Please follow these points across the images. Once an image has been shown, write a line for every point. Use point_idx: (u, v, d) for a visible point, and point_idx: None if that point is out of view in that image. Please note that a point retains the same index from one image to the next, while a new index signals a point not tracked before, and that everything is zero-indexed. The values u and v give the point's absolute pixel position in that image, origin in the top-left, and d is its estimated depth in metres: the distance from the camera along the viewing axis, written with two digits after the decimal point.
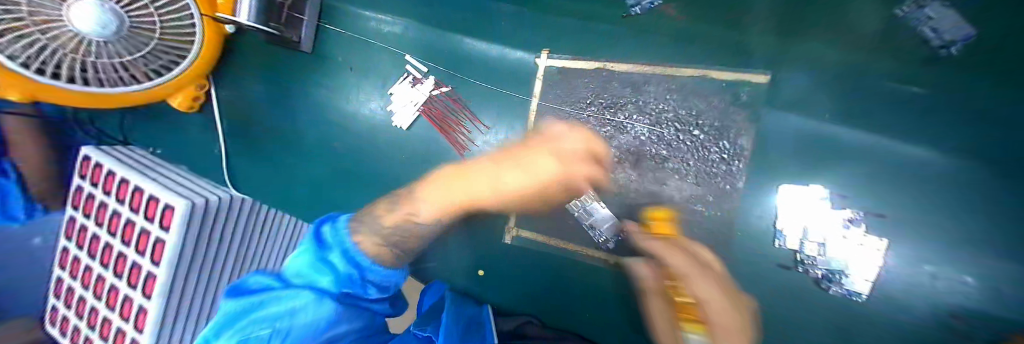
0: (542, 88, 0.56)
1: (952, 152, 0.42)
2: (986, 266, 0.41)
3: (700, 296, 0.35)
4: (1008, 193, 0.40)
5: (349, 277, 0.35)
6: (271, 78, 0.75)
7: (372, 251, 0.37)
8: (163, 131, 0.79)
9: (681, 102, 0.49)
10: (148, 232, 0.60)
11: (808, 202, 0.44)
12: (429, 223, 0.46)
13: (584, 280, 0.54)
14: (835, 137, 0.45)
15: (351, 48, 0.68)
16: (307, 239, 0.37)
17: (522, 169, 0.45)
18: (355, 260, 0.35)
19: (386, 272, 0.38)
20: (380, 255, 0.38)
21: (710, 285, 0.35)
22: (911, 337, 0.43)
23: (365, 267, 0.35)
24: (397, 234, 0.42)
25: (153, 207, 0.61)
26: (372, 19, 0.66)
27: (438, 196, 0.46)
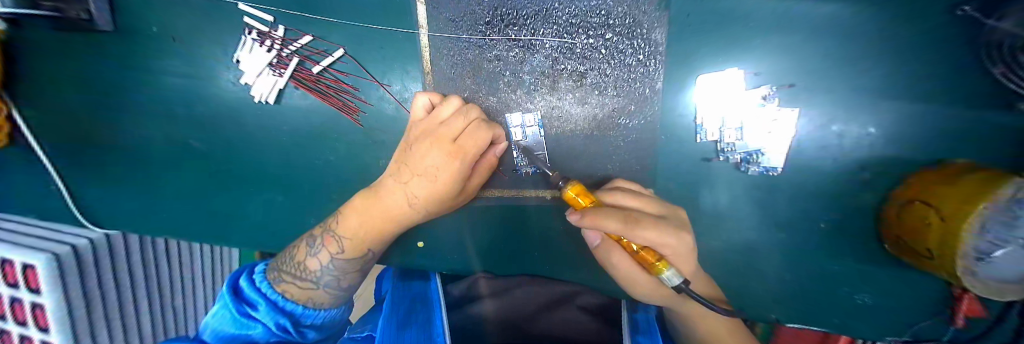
0: (426, 13, 0.45)
1: (858, 3, 0.40)
2: (886, 115, 0.42)
3: (655, 240, 0.31)
4: (903, 34, 0.40)
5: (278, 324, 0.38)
6: (82, 76, 0.56)
7: (290, 297, 0.41)
8: None
9: (587, 2, 0.42)
10: (20, 299, 0.50)
11: (726, 86, 0.42)
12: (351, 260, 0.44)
13: (529, 224, 0.51)
14: (749, 9, 0.41)
15: (170, 12, 0.51)
16: (226, 291, 0.40)
17: (428, 178, 0.39)
18: (281, 306, 0.40)
19: (325, 313, 0.43)
20: (291, 294, 0.41)
21: (648, 227, 0.30)
22: (826, 197, 0.45)
23: (294, 312, 0.40)
24: (325, 275, 0.43)
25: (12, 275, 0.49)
26: None
27: (373, 216, 0.43)
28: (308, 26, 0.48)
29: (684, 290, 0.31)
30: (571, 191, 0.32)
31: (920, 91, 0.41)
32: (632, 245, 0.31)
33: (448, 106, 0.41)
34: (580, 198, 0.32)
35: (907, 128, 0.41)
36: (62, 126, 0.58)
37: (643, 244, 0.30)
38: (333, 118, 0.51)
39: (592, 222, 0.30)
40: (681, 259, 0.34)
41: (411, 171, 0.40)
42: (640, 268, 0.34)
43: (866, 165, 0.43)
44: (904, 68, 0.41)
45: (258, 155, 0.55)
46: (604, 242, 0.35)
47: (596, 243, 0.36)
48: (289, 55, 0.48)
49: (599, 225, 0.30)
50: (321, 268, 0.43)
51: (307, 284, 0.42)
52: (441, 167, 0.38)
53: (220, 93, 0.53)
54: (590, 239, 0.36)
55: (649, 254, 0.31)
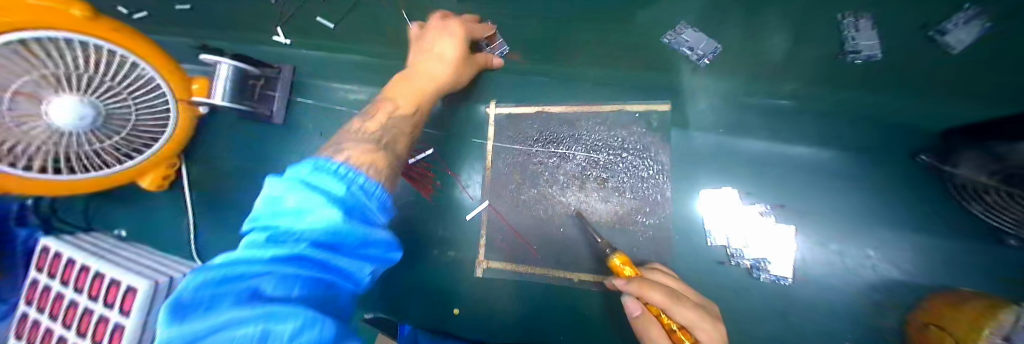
0: (493, 131, 0.62)
1: (820, 148, 0.52)
2: (873, 238, 0.49)
3: (687, 320, 0.36)
4: (863, 172, 0.51)
5: (355, 207, 0.23)
6: (247, 150, 0.80)
7: (354, 163, 0.29)
8: (129, 211, 0.79)
9: (608, 131, 0.58)
10: (107, 318, 0.50)
11: (725, 203, 0.52)
12: (409, 115, 0.43)
13: (558, 305, 0.55)
14: (734, 146, 0.54)
15: (325, 117, 0.77)
16: (283, 185, 0.22)
17: (439, 59, 0.46)
18: (352, 196, 0.23)
19: (382, 200, 0.27)
20: (354, 161, 0.30)
21: (686, 308, 0.36)
22: (846, 312, 0.47)
23: (364, 199, 0.24)
24: (385, 135, 0.39)
25: (113, 293, 0.51)
26: (343, 90, 0.76)
27: (409, 93, 0.44)
28: None
29: None
30: (619, 259, 0.43)
31: (894, 219, 0.49)
32: (671, 323, 0.38)
33: (444, 43, 0.46)
34: (624, 265, 0.42)
35: (893, 253, 0.48)
36: (214, 183, 0.79)
37: (682, 323, 0.36)
38: None
39: (640, 288, 0.38)
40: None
41: (431, 38, 0.47)
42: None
43: (872, 284, 0.47)
44: (872, 202, 0.50)
45: None
46: (643, 315, 0.41)
47: (636, 314, 0.42)
48: None
49: (644, 293, 0.37)
50: (378, 128, 0.39)
51: (365, 139, 0.36)
52: (447, 45, 0.46)
53: None
54: (631, 310, 0.42)
55: (684, 333, 0.37)
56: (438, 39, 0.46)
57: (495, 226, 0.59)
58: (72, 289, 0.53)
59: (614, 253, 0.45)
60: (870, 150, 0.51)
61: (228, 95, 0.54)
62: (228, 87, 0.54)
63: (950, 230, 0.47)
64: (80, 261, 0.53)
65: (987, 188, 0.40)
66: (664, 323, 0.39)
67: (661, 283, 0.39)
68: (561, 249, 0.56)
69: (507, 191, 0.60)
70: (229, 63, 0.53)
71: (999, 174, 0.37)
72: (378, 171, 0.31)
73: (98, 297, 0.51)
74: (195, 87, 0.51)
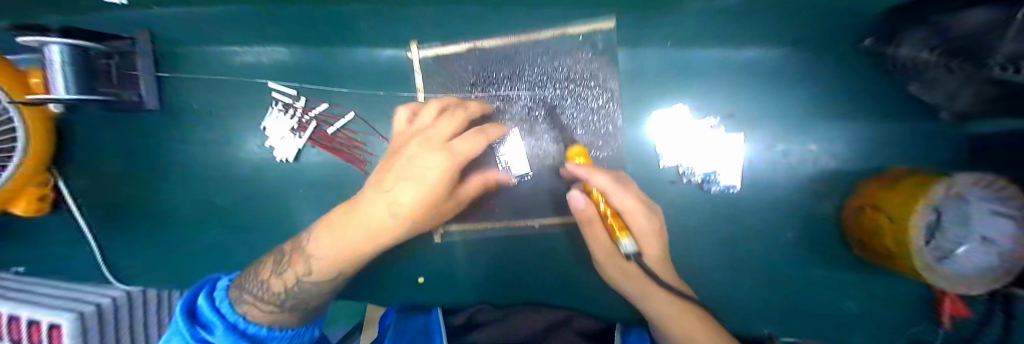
0: (421, 79, 0.54)
1: (772, 46, 0.48)
2: (814, 133, 0.49)
3: (621, 209, 0.45)
4: (813, 65, 0.48)
5: (235, 322, 0.42)
6: (129, 148, 0.66)
7: (252, 320, 0.43)
8: (10, 243, 0.66)
9: (550, 62, 0.51)
10: None
11: (678, 120, 0.49)
12: (320, 281, 0.46)
13: (521, 253, 0.55)
14: (685, 58, 0.50)
15: (211, 91, 0.61)
16: (180, 315, 0.41)
17: (417, 181, 0.45)
18: (235, 322, 0.42)
19: (281, 334, 0.44)
20: (254, 317, 0.43)
21: (623, 196, 0.46)
22: (787, 207, 0.49)
23: (250, 333, 0.42)
24: (290, 298, 0.45)
25: (37, 333, 0.51)
26: (223, 52, 0.59)
27: (332, 245, 0.46)
28: (326, 96, 0.57)
29: (632, 256, 0.45)
30: (575, 150, 0.46)
31: (833, 111, 0.49)
32: (608, 209, 0.45)
33: (428, 110, 0.51)
34: (577, 156, 0.46)
35: (839, 143, 0.48)
36: (106, 195, 0.66)
37: (614, 208, 0.45)
38: (341, 169, 0.58)
39: (587, 173, 0.45)
40: (645, 239, 0.47)
41: (396, 179, 0.46)
42: (608, 238, 0.47)
43: (814, 178, 0.49)
44: (822, 95, 0.48)
45: (272, 206, 0.61)
46: (585, 208, 0.48)
47: (580, 208, 0.49)
48: (309, 120, 0.57)
49: (591, 178, 0.45)
50: (291, 284, 0.45)
51: (269, 306, 0.44)
52: (430, 169, 0.44)
53: (246, 157, 0.61)
54: (575, 204, 0.49)
55: (617, 219, 0.45)
56: (423, 161, 0.44)
57: None
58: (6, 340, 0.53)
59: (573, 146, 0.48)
60: (821, 41, 0.47)
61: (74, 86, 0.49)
62: (71, 75, 0.48)
63: (888, 110, 0.47)
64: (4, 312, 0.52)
65: (927, 64, 0.38)
66: (602, 211, 0.46)
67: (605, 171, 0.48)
68: (517, 200, 0.52)
69: None
70: (60, 44, 0.45)
71: (938, 49, 0.35)
72: (281, 321, 0.44)
73: (32, 342, 0.51)
74: (35, 81, 0.53)
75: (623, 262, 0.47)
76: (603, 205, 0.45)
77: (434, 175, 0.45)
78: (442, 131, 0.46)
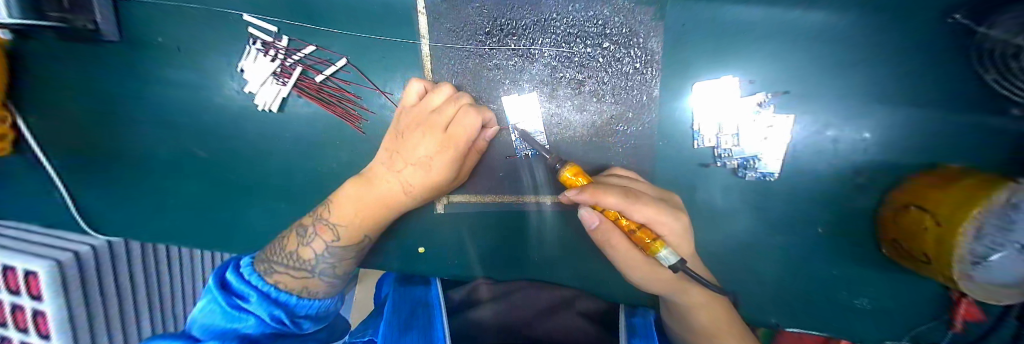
0: (427, 23, 0.46)
1: (849, 11, 0.40)
2: (880, 120, 0.42)
3: (647, 218, 0.33)
4: (897, 36, 0.40)
5: (273, 314, 0.35)
6: (85, 83, 0.57)
7: (283, 288, 0.37)
8: None
9: (583, 12, 0.43)
10: (22, 305, 0.50)
11: (721, 94, 0.43)
12: (347, 247, 0.43)
13: (531, 228, 0.51)
14: (742, 19, 0.42)
15: (173, 20, 0.52)
16: (213, 285, 0.35)
17: (422, 167, 0.42)
18: (276, 296, 0.36)
19: (320, 303, 0.40)
20: (284, 285, 0.38)
21: (642, 206, 0.34)
22: (821, 200, 0.46)
23: (288, 304, 0.37)
24: (319, 263, 0.41)
25: (14, 281, 0.49)
26: None
27: (356, 210, 0.43)
28: (312, 36, 0.49)
29: (679, 268, 0.34)
30: (569, 172, 0.35)
31: (915, 97, 0.41)
32: (629, 223, 0.33)
33: (437, 93, 0.43)
34: (575, 177, 0.35)
35: (906, 134, 0.42)
36: (69, 136, 0.59)
37: (640, 221, 0.32)
38: (334, 125, 0.51)
39: (592, 197, 0.32)
40: (677, 241, 0.37)
41: (405, 160, 0.43)
42: (637, 252, 0.35)
43: (864, 171, 0.44)
44: (897, 75, 0.41)
45: (259, 162, 0.55)
46: (604, 224, 0.35)
47: (595, 226, 0.36)
48: (293, 64, 0.49)
49: (600, 200, 0.32)
50: (317, 256, 0.41)
51: (300, 273, 0.39)
52: (435, 156, 0.42)
53: (225, 104, 0.54)
54: (589, 222, 0.36)
55: (646, 233, 0.32)
56: (422, 144, 0.42)
57: None
58: None
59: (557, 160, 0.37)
60: (911, 8, 0.39)
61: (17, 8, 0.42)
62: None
63: None
64: None
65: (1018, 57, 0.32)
66: (623, 226, 0.33)
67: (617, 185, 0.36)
68: (527, 174, 0.47)
69: None
70: None
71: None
72: (314, 290, 0.40)
73: (13, 290, 0.50)
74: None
75: (661, 271, 0.36)
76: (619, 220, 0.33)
77: (441, 159, 0.42)
78: (457, 125, 0.40)
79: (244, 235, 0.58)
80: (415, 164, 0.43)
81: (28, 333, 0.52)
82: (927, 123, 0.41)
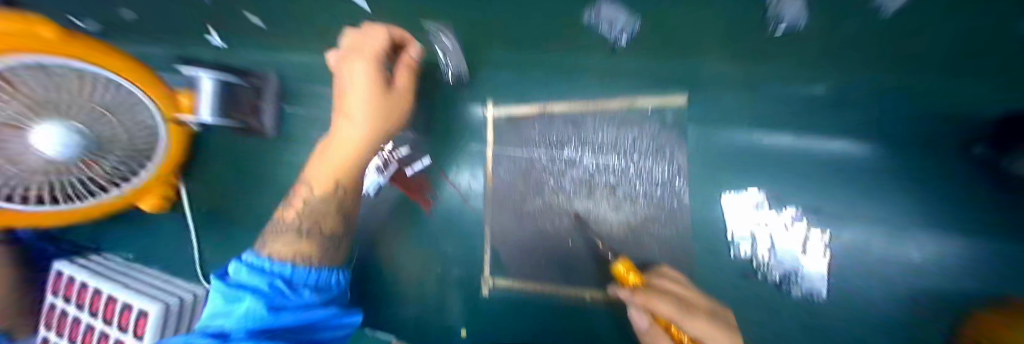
0: (492, 135, 0.58)
1: (873, 141, 0.44)
2: (926, 243, 0.43)
3: (699, 333, 0.36)
4: (929, 164, 0.43)
5: (276, 289, 0.39)
6: (233, 164, 0.75)
7: (275, 257, 0.43)
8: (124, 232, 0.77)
9: (618, 132, 0.53)
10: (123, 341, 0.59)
11: (749, 204, 0.48)
12: (327, 200, 0.50)
13: (578, 321, 0.53)
14: (766, 144, 0.48)
15: (305, 124, 0.69)
16: (225, 285, 0.39)
17: (370, 90, 0.47)
18: (275, 278, 0.40)
19: (342, 322, 0.45)
20: (280, 253, 0.44)
21: (696, 320, 0.36)
22: (887, 327, 0.43)
23: (287, 278, 0.41)
24: (305, 221, 0.48)
25: (125, 318, 0.60)
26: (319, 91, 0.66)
27: (332, 165, 0.50)
28: None
29: None
30: (622, 267, 0.40)
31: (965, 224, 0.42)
32: (682, 336, 0.35)
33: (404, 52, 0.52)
34: (629, 273, 0.40)
35: (963, 260, 0.41)
36: (209, 202, 0.76)
37: (695, 335, 0.35)
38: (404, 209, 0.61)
39: (645, 301, 0.38)
40: None
41: (343, 109, 0.51)
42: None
43: (926, 296, 0.42)
44: (940, 203, 0.43)
45: None
46: (651, 327, 0.40)
47: (645, 326, 0.41)
48: (388, 160, 0.59)
49: (652, 305, 0.38)
50: (308, 205, 0.50)
51: (300, 245, 0.45)
52: (359, 75, 0.47)
53: None
54: (641, 323, 0.41)
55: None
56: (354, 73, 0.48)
57: (504, 238, 0.56)
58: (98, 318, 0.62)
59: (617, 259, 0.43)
60: (934, 141, 0.43)
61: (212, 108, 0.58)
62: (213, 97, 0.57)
63: None
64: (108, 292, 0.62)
65: None
66: (673, 335, 0.36)
67: (669, 292, 0.40)
68: (569, 264, 0.53)
69: (508, 201, 0.56)
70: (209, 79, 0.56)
71: None
72: (305, 256, 0.44)
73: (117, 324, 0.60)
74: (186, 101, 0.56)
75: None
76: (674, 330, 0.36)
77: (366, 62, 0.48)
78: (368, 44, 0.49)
79: None
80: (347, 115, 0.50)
81: None
82: (988, 254, 0.41)
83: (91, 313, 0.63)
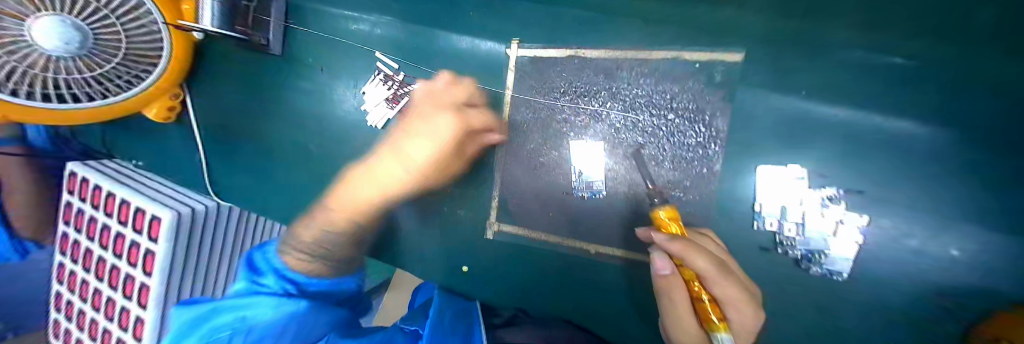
0: (513, 78, 0.54)
1: (941, 125, 0.39)
2: (982, 238, 0.39)
3: (724, 297, 0.34)
4: (998, 162, 0.38)
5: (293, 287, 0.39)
6: (243, 84, 0.73)
7: (292, 267, 0.41)
8: (135, 139, 0.77)
9: (653, 86, 0.47)
10: (139, 243, 0.61)
11: (785, 182, 0.43)
12: (343, 232, 0.46)
13: (580, 273, 0.54)
14: (820, 115, 0.43)
15: (321, 47, 0.66)
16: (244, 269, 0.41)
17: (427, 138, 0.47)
18: (293, 274, 0.40)
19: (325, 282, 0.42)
20: (292, 265, 0.41)
21: (726, 285, 0.34)
22: (902, 318, 0.41)
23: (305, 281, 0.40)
24: (315, 246, 0.44)
25: (140, 221, 0.61)
26: (340, 18, 0.63)
27: (358, 197, 0.48)
28: (421, 75, 0.59)
29: None
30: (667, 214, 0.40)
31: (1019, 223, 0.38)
32: (703, 294, 0.34)
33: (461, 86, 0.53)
34: (670, 221, 0.40)
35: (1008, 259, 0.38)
36: (216, 119, 0.74)
37: (716, 296, 0.34)
38: None
39: (683, 251, 0.34)
40: (740, 328, 0.36)
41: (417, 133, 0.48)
42: (694, 321, 0.36)
43: (955, 293, 0.39)
44: (980, 193, 0.39)
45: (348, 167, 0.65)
46: (670, 276, 0.37)
47: (666, 273, 0.38)
48: (401, 95, 0.59)
49: (688, 258, 0.34)
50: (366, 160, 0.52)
51: (303, 255, 0.43)
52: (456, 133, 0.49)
53: (338, 114, 0.65)
54: (658, 268, 0.38)
55: (715, 309, 0.34)
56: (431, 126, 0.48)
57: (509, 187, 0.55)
58: (114, 219, 0.64)
59: (659, 206, 0.42)
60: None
61: (216, 19, 0.56)
62: (217, 8, 0.56)
63: None
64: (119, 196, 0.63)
65: None
66: (693, 292, 0.35)
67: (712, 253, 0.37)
68: (578, 218, 0.52)
69: (522, 151, 0.53)
70: None
71: None
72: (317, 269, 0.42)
73: (128, 224, 0.62)
74: (187, 8, 0.57)
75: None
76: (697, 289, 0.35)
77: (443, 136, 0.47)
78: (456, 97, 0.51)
79: None
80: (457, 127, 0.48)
81: (133, 269, 0.62)
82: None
83: (107, 213, 0.65)
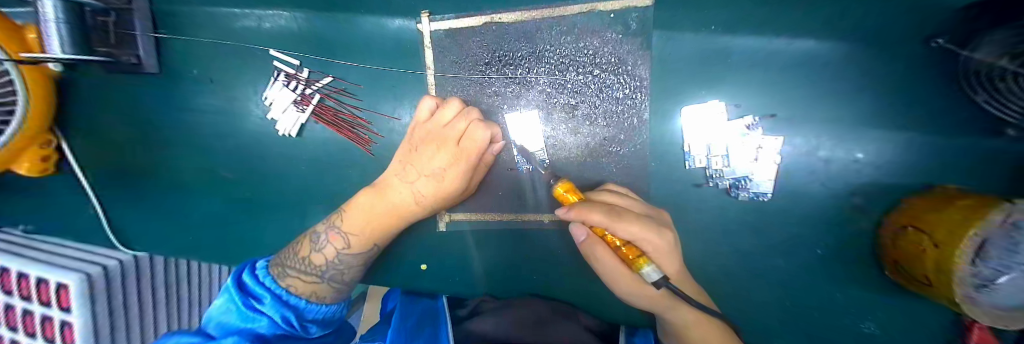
0: (433, 56, 0.50)
1: (832, 39, 0.42)
2: (878, 141, 0.42)
3: (634, 236, 0.35)
4: (883, 66, 0.41)
5: (285, 319, 0.38)
6: (124, 113, 0.62)
7: (293, 292, 0.41)
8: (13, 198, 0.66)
9: (575, 43, 0.46)
10: (51, 317, 0.52)
11: (709, 117, 0.44)
12: (358, 253, 0.46)
13: (539, 246, 0.52)
14: (729, 47, 0.44)
15: (209, 55, 0.57)
16: (232, 284, 0.39)
17: (435, 179, 0.45)
18: (287, 303, 0.39)
19: (325, 308, 0.43)
20: (295, 288, 0.41)
21: (629, 225, 0.34)
22: (821, 222, 0.45)
23: (299, 307, 0.40)
24: (330, 269, 0.44)
25: (45, 293, 0.51)
26: (222, 17, 0.55)
27: (393, 203, 0.46)
28: (331, 68, 0.53)
29: (663, 285, 0.34)
30: (560, 187, 0.38)
31: (907, 118, 0.41)
32: (616, 240, 0.35)
33: (448, 108, 0.45)
34: (567, 193, 0.38)
35: (904, 154, 0.41)
36: (106, 158, 0.64)
37: (626, 239, 0.34)
38: (345, 147, 0.55)
39: (578, 216, 0.35)
40: (663, 257, 0.37)
41: (419, 172, 0.46)
42: (623, 267, 0.37)
43: (859, 190, 0.44)
44: (870, 98, 0.42)
45: (278, 184, 0.59)
46: (590, 239, 0.38)
47: (583, 239, 0.39)
48: (312, 93, 0.54)
49: (585, 218, 0.35)
50: (332, 231, 0.46)
51: (309, 278, 0.42)
52: (448, 168, 0.44)
53: (250, 130, 0.58)
54: (577, 235, 0.39)
55: (632, 250, 0.35)
56: (437, 156, 0.44)
57: None
58: (15, 296, 0.54)
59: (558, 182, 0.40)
60: (895, 33, 0.40)
61: (70, 45, 0.44)
62: (65, 31, 0.43)
63: None
64: (14, 269, 0.52)
65: (992, 70, 0.32)
66: (610, 243, 0.36)
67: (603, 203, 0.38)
68: (524, 192, 0.49)
69: None
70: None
71: (1007, 53, 0.29)
72: (319, 296, 0.43)
73: (33, 298, 0.53)
74: (32, 37, 0.47)
75: (645, 288, 0.37)
76: (609, 237, 0.36)
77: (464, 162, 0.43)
78: (474, 141, 0.42)
79: (260, 252, 0.61)
80: (429, 176, 0.45)
81: None
82: (914, 142, 0.41)
83: (5, 291, 0.54)
